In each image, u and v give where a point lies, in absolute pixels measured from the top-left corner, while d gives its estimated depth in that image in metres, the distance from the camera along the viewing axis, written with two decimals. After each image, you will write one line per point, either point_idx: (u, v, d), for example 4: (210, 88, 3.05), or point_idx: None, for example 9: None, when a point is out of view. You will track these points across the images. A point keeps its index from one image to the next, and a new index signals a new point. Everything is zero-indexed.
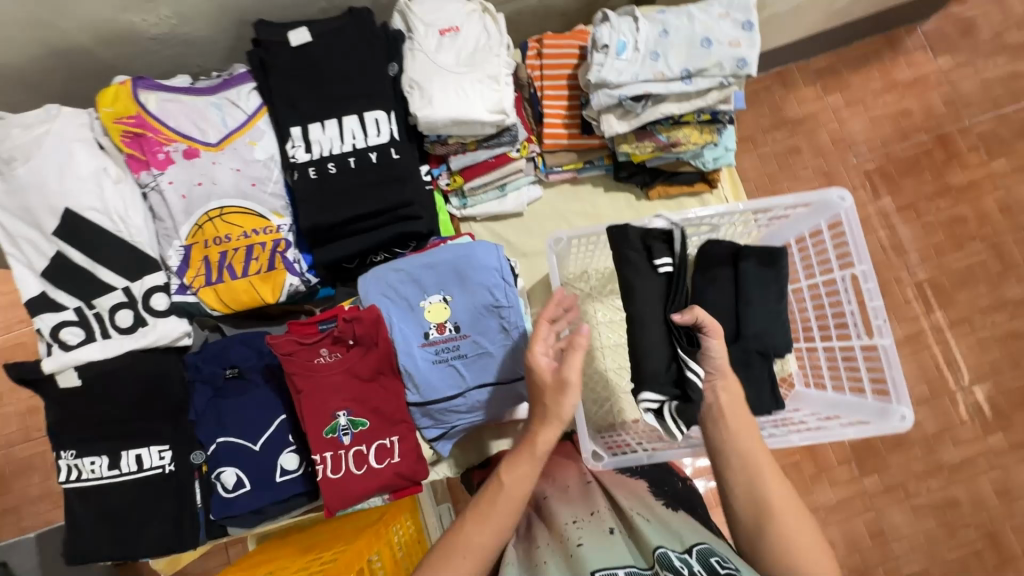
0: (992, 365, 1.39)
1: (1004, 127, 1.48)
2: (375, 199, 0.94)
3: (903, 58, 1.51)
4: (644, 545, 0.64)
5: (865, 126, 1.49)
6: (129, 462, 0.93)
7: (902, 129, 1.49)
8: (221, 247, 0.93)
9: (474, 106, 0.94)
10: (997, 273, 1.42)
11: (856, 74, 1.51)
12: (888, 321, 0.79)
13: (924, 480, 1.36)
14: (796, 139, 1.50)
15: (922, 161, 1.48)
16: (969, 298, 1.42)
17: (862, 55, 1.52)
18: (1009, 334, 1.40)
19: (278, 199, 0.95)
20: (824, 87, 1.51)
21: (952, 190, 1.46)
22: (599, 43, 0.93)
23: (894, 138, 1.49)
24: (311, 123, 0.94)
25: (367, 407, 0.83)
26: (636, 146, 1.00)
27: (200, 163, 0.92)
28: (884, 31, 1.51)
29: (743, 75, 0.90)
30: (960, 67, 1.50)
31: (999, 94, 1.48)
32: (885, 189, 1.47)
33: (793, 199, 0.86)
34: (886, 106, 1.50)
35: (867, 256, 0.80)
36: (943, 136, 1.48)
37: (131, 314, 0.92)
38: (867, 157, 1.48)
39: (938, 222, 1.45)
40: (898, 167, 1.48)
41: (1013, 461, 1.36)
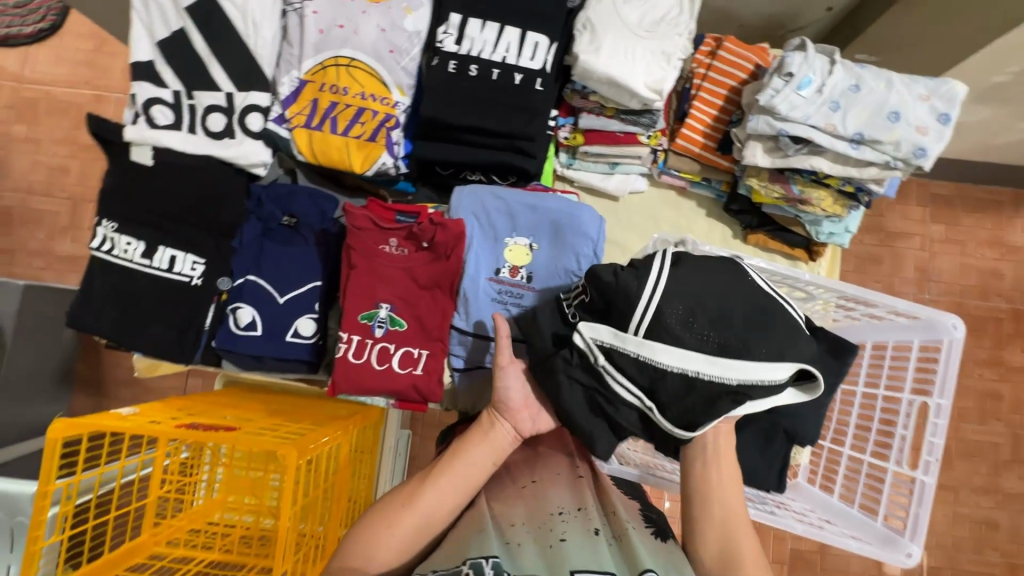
0: (955, 540, 1.38)
1: None
2: (500, 118, 0.89)
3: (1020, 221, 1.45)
4: (631, 559, 0.63)
5: (953, 268, 1.44)
6: (162, 258, 0.92)
7: (986, 287, 1.44)
8: (334, 97, 0.89)
9: (636, 75, 0.89)
10: (1004, 461, 1.40)
11: (971, 216, 1.45)
12: (938, 461, 0.76)
13: None
14: (882, 251, 1.45)
15: (988, 326, 1.43)
16: (966, 471, 1.40)
17: (985, 200, 1.45)
18: (985, 521, 1.38)
19: (407, 76, 0.90)
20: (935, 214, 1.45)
21: (1003, 366, 1.42)
22: (785, 69, 0.87)
23: (974, 292, 1.44)
24: (472, 17, 0.89)
25: (410, 311, 0.81)
26: (763, 185, 0.97)
27: (351, 7, 0.88)
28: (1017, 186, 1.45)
29: (912, 165, 0.85)
30: None
31: None
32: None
33: (905, 305, 0.81)
34: (982, 258, 1.44)
35: (950, 392, 0.77)
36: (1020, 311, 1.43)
37: (224, 122, 0.89)
38: (942, 300, 1.43)
39: (974, 388, 1.41)
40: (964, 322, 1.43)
41: None
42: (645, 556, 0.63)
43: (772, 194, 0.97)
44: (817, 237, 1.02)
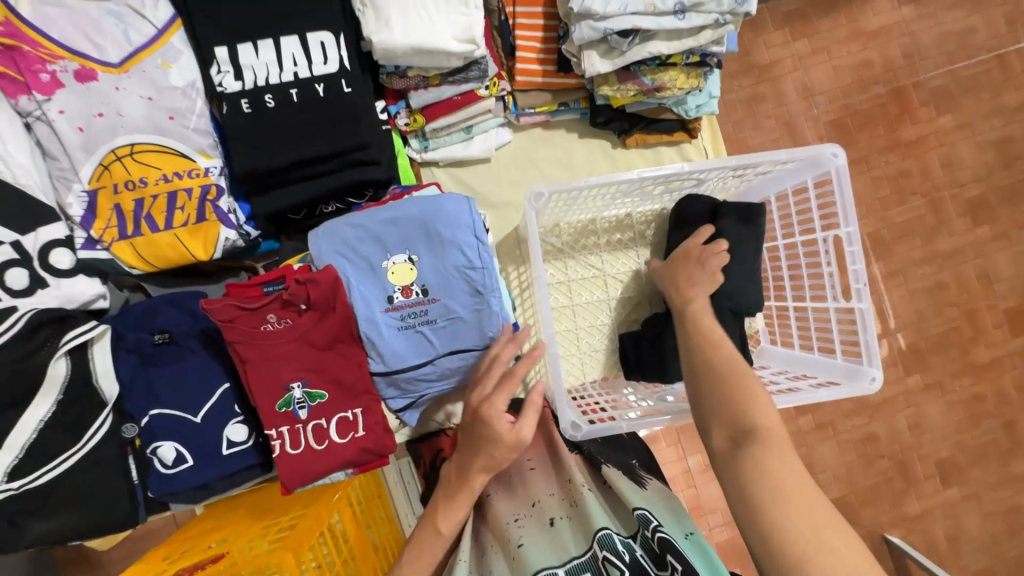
0: (917, 313, 1.47)
1: (954, 83, 1.49)
2: (326, 138, 0.81)
3: (869, 5, 1.49)
4: (587, 523, 0.68)
5: (828, 75, 1.49)
6: (46, 438, 0.80)
7: (863, 79, 1.50)
8: (136, 194, 0.78)
9: (439, 32, 0.81)
10: (932, 226, 1.47)
11: (824, 20, 1.49)
12: (867, 285, 0.80)
13: (850, 419, 1.44)
14: (797, 78, 1.48)
15: (876, 114, 1.49)
16: (905, 251, 1.47)
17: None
18: (936, 286, 1.47)
19: (204, 136, 0.80)
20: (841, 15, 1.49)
21: (901, 145, 1.49)
22: None
23: (854, 89, 1.50)
24: (240, 43, 0.77)
25: (324, 377, 0.75)
26: (617, 89, 0.92)
27: (102, 87, 0.75)
28: None
29: (741, 14, 0.82)
30: (920, 19, 1.49)
31: (953, 49, 1.49)
32: (900, 125, 1.49)
33: (786, 154, 0.81)
34: (850, 55, 1.49)
35: (854, 218, 0.79)
36: (898, 88, 1.49)
37: (26, 274, 0.77)
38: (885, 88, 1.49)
39: (886, 175, 1.48)
40: (900, 108, 1.49)
41: (927, 401, 1.45)
42: (597, 515, 0.68)
43: (629, 94, 0.93)
44: (689, 115, 0.99)
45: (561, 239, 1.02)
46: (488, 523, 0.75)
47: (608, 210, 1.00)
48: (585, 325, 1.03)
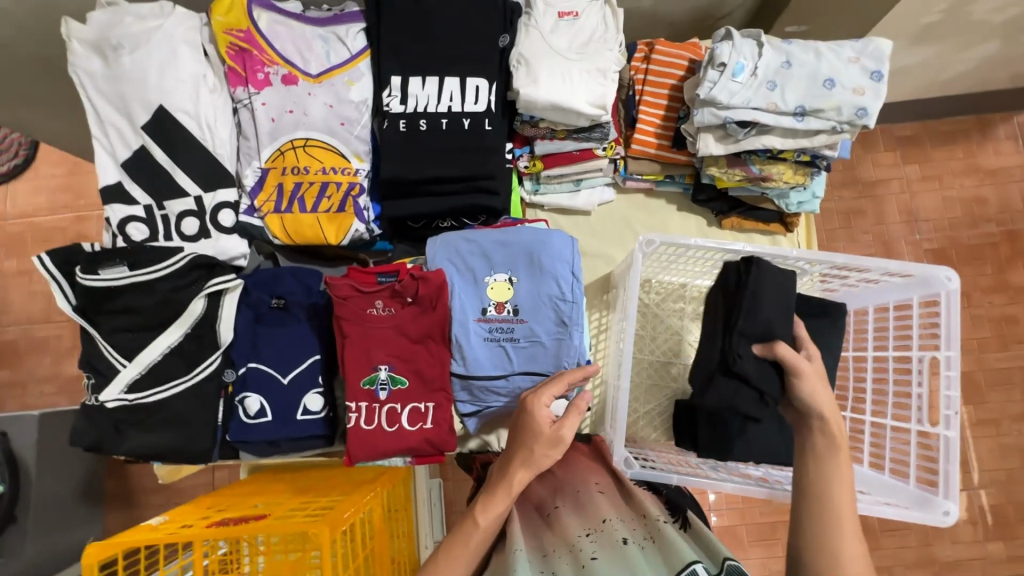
0: (1009, 472, 1.39)
1: None
2: (460, 164, 0.93)
3: (991, 144, 1.53)
4: (669, 555, 0.61)
5: (937, 203, 1.52)
6: (168, 363, 0.93)
7: (974, 215, 1.51)
8: (298, 178, 0.93)
9: (577, 95, 0.92)
10: None
11: (940, 149, 1.53)
12: (958, 414, 0.76)
13: (912, 571, 1.36)
14: (904, 200, 1.52)
15: (987, 252, 1.49)
16: (1001, 401, 1.42)
17: (951, 132, 1.54)
18: None
19: (363, 143, 0.94)
20: (960, 148, 1.53)
21: (1011, 288, 1.47)
22: (717, 60, 0.90)
23: (963, 223, 1.51)
24: (412, 76, 0.93)
25: (408, 367, 0.82)
26: (724, 171, 0.98)
27: (298, 90, 0.92)
28: (978, 112, 1.53)
29: (858, 126, 0.88)
30: None
31: None
32: (1010, 268, 1.48)
33: (894, 266, 0.82)
34: (963, 188, 1.52)
35: (956, 343, 0.77)
36: (1014, 232, 1.50)
37: (197, 224, 0.92)
38: (998, 228, 1.50)
39: (989, 316, 1.46)
40: (1011, 250, 1.49)
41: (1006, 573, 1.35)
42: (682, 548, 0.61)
43: (734, 178, 0.99)
44: (789, 209, 1.03)
45: (649, 297, 1.06)
46: (553, 532, 0.72)
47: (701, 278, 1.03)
48: (652, 384, 1.04)
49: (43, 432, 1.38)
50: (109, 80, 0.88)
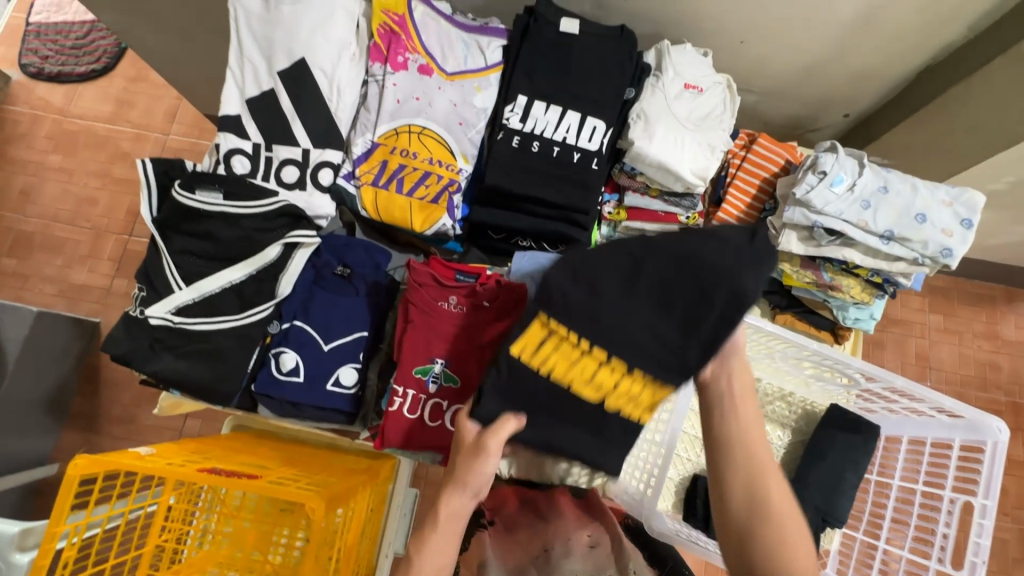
0: None
1: None
2: (558, 191, 0.96)
3: (1014, 316, 1.59)
4: None
5: (953, 356, 1.56)
6: (224, 297, 0.92)
7: (985, 378, 1.55)
8: (403, 160, 0.96)
9: (682, 161, 0.97)
10: (1012, 559, 1.43)
11: (966, 307, 1.60)
12: (984, 562, 0.78)
13: None
14: (926, 345, 1.57)
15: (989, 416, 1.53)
16: None
17: (981, 295, 1.60)
18: None
19: (472, 147, 0.98)
20: (984, 313, 1.59)
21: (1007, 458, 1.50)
22: (819, 167, 0.95)
23: (973, 382, 1.55)
24: (538, 100, 0.97)
25: (464, 367, 0.83)
26: (795, 270, 1.02)
27: (429, 82, 0.96)
28: (1008, 283, 1.60)
29: (940, 263, 0.93)
30: None
31: None
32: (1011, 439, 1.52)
33: (950, 403, 0.85)
34: (979, 350, 1.57)
35: (995, 493, 0.79)
36: (1019, 405, 1.54)
37: (296, 174, 0.94)
38: (1005, 397, 1.54)
39: None
40: (1014, 422, 1.53)
41: None
42: None
43: (803, 279, 1.03)
44: (844, 322, 1.07)
45: None
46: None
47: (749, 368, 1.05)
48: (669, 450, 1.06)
49: (36, 328, 1.35)
50: (263, 22, 0.93)
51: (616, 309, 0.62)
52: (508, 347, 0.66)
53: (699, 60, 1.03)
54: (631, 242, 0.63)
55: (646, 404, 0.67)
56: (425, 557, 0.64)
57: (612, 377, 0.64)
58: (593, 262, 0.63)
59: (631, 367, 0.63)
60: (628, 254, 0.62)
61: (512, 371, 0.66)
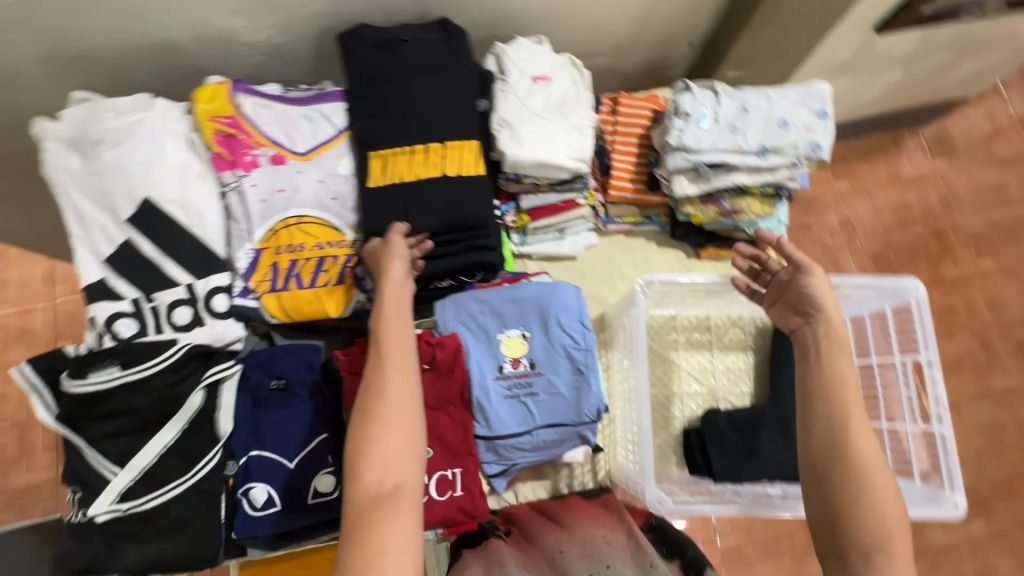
0: (976, 452, 1.57)
1: (992, 231, 1.71)
2: (454, 223, 0.94)
3: (906, 156, 1.75)
4: None
5: (869, 212, 1.71)
6: (164, 463, 0.87)
7: (903, 219, 1.71)
8: (293, 255, 0.92)
9: (558, 151, 0.98)
10: (984, 363, 1.63)
11: (864, 164, 1.75)
12: (947, 411, 0.83)
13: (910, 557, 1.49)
14: (847, 211, 1.71)
15: (919, 250, 1.70)
16: (957, 385, 1.62)
17: (871, 149, 1.76)
18: (994, 425, 1.59)
19: (356, 215, 0.96)
20: (880, 163, 1.75)
21: (945, 282, 1.68)
22: (682, 110, 0.99)
23: (895, 226, 1.71)
24: (399, 145, 0.96)
25: (429, 436, 0.81)
26: (699, 208, 1.06)
27: (287, 170, 0.93)
28: (890, 130, 1.76)
29: (815, 159, 0.97)
30: (956, 171, 1.74)
31: (987, 200, 1.73)
32: (940, 263, 1.69)
33: (870, 280, 0.90)
34: (889, 197, 1.73)
35: (933, 345, 0.85)
36: (938, 230, 1.71)
37: (190, 312, 0.89)
38: (924, 229, 1.71)
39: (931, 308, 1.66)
40: (939, 247, 1.70)
41: (993, 547, 1.52)
42: None
43: (709, 214, 1.07)
44: (760, 233, 1.10)
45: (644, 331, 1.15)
46: None
47: (694, 308, 1.14)
48: (658, 415, 1.10)
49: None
50: (89, 177, 0.87)
51: (408, 94, 0.96)
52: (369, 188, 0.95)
53: (537, 50, 1.04)
54: (383, 62, 0.95)
55: (471, 160, 0.97)
56: (364, 486, 0.63)
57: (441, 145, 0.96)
58: (370, 133, 0.96)
59: (444, 140, 0.96)
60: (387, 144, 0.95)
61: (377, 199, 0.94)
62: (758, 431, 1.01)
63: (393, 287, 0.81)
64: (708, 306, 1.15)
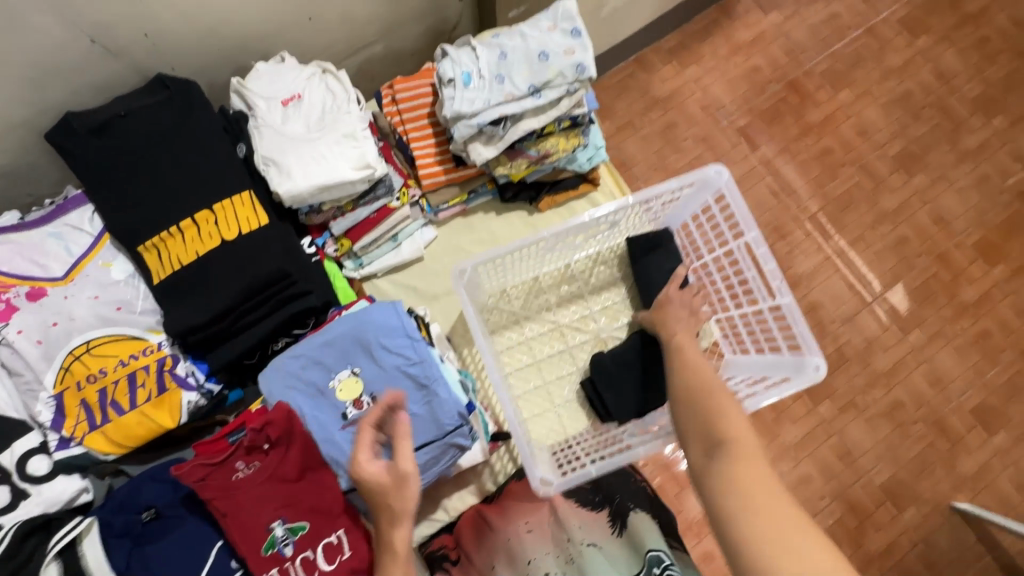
0: (892, 272, 1.62)
1: (837, 63, 1.75)
2: (255, 284, 0.87)
3: (739, 22, 1.76)
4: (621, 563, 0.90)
5: (725, 87, 1.72)
6: None
7: (757, 83, 1.72)
8: (98, 385, 0.84)
9: (337, 167, 0.91)
10: (872, 190, 1.67)
11: (703, 44, 1.74)
12: (783, 281, 0.89)
13: (868, 393, 1.56)
14: (703, 94, 1.71)
15: (781, 108, 1.71)
16: (857, 218, 1.65)
17: (704, 27, 1.75)
18: (899, 241, 1.64)
19: (152, 315, 0.88)
20: (718, 37, 1.75)
21: (814, 127, 1.70)
22: (445, 78, 0.93)
23: (752, 92, 1.72)
24: (163, 227, 0.86)
25: (299, 509, 0.76)
26: (511, 166, 1.02)
27: (53, 302, 0.84)
28: (715, 3, 1.76)
29: (586, 79, 0.93)
30: (789, 19, 1.76)
31: (826, 35, 1.76)
32: (804, 110, 1.71)
33: (678, 181, 0.97)
34: (737, 66, 1.73)
35: (753, 223, 0.91)
36: (792, 82, 1.73)
37: (6, 490, 0.78)
38: (781, 84, 1.72)
39: (811, 157, 1.69)
40: (798, 97, 1.72)
41: (934, 352, 1.58)
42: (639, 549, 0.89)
43: (523, 167, 1.03)
44: (585, 166, 1.08)
45: (512, 304, 1.11)
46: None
47: (545, 265, 1.10)
48: (554, 379, 1.08)
49: None
50: None
51: (153, 174, 0.87)
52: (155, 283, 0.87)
53: (277, 71, 0.95)
54: (110, 146, 0.86)
55: (249, 220, 0.89)
56: None
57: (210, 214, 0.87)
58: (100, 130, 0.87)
59: (212, 205, 0.87)
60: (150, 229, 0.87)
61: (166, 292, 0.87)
62: (640, 357, 1.00)
63: (369, 473, 0.64)
64: (561, 258, 1.10)
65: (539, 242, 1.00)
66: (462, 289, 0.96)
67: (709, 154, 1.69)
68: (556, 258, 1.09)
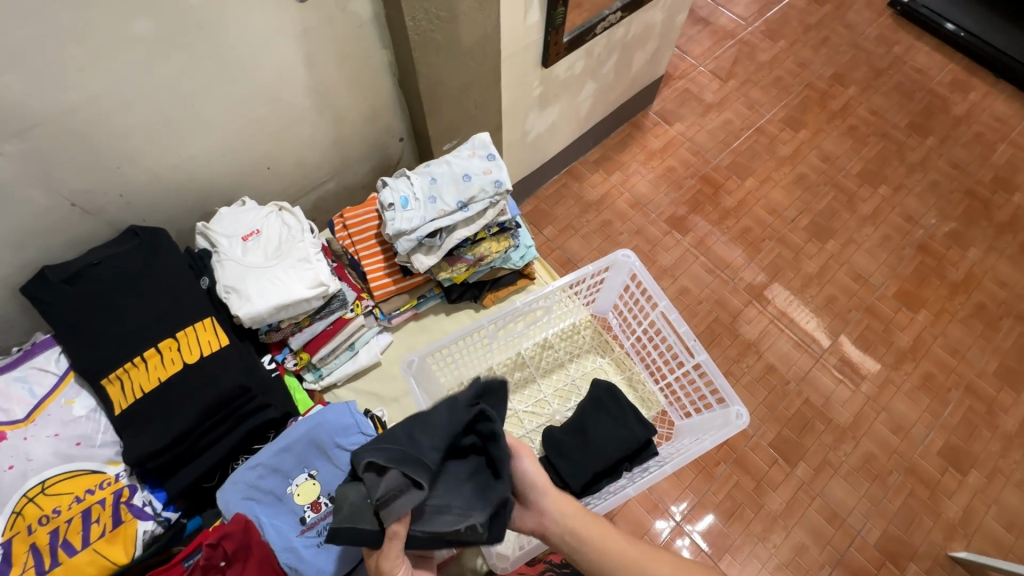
0: (830, 328, 1.77)
1: (738, 158, 2.05)
2: (215, 402, 0.92)
3: (649, 133, 2.08)
4: None
5: (648, 186, 1.98)
6: None
7: (674, 180, 1.99)
8: (51, 525, 0.83)
9: (292, 288, 1.01)
10: (793, 257, 1.88)
11: (623, 152, 2.04)
12: (697, 340, 1.01)
13: (838, 448, 1.60)
14: (631, 195, 1.96)
15: (699, 198, 1.96)
16: (787, 284, 1.83)
17: (621, 141, 2.06)
18: (828, 300, 1.81)
19: (111, 446, 0.91)
20: (635, 147, 2.05)
21: (730, 211, 1.95)
22: (386, 203, 1.08)
23: (672, 188, 1.98)
24: (128, 358, 0.92)
25: None
26: (452, 270, 1.15)
27: (10, 444, 0.85)
28: (627, 121, 2.09)
29: (505, 191, 1.10)
30: (691, 127, 2.10)
31: (723, 137, 2.08)
32: (719, 199, 1.97)
33: (595, 266, 1.10)
34: (655, 168, 2.01)
35: (662, 293, 1.05)
36: (704, 176, 2.01)
37: None
38: (695, 178, 2.00)
39: (734, 236, 1.90)
40: (711, 188, 1.99)
41: (888, 400, 1.67)
42: None
43: (463, 270, 1.16)
44: (520, 262, 1.21)
45: None
46: None
47: (495, 355, 1.19)
48: None
49: None
50: None
51: (119, 306, 0.95)
52: (115, 413, 0.90)
53: (238, 213, 1.10)
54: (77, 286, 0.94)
55: (210, 344, 0.96)
56: None
57: (173, 344, 0.94)
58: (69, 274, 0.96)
59: (175, 334, 0.95)
60: (114, 360, 0.92)
61: (126, 420, 0.90)
62: (584, 424, 1.05)
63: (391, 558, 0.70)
64: (508, 346, 1.20)
65: (482, 330, 1.10)
66: (412, 380, 1.01)
67: (644, 244, 1.89)
68: (504, 346, 1.18)
